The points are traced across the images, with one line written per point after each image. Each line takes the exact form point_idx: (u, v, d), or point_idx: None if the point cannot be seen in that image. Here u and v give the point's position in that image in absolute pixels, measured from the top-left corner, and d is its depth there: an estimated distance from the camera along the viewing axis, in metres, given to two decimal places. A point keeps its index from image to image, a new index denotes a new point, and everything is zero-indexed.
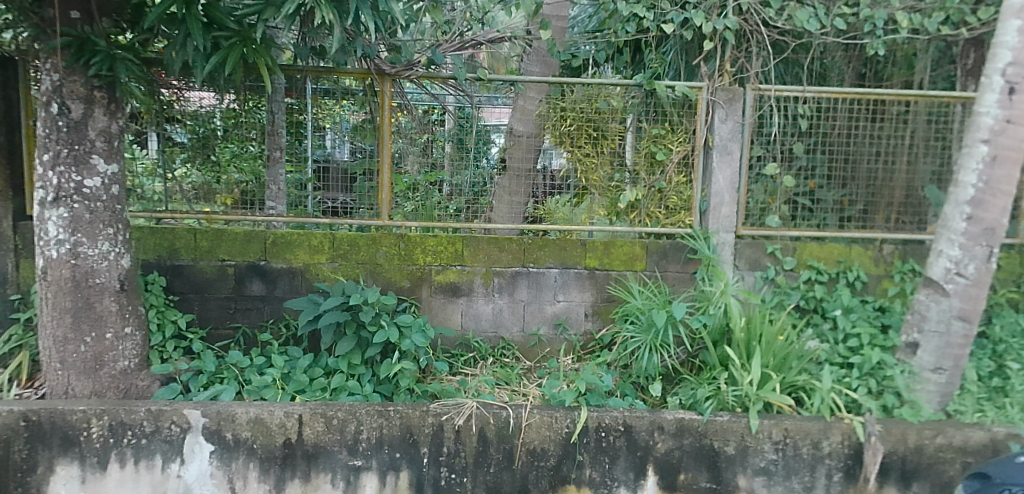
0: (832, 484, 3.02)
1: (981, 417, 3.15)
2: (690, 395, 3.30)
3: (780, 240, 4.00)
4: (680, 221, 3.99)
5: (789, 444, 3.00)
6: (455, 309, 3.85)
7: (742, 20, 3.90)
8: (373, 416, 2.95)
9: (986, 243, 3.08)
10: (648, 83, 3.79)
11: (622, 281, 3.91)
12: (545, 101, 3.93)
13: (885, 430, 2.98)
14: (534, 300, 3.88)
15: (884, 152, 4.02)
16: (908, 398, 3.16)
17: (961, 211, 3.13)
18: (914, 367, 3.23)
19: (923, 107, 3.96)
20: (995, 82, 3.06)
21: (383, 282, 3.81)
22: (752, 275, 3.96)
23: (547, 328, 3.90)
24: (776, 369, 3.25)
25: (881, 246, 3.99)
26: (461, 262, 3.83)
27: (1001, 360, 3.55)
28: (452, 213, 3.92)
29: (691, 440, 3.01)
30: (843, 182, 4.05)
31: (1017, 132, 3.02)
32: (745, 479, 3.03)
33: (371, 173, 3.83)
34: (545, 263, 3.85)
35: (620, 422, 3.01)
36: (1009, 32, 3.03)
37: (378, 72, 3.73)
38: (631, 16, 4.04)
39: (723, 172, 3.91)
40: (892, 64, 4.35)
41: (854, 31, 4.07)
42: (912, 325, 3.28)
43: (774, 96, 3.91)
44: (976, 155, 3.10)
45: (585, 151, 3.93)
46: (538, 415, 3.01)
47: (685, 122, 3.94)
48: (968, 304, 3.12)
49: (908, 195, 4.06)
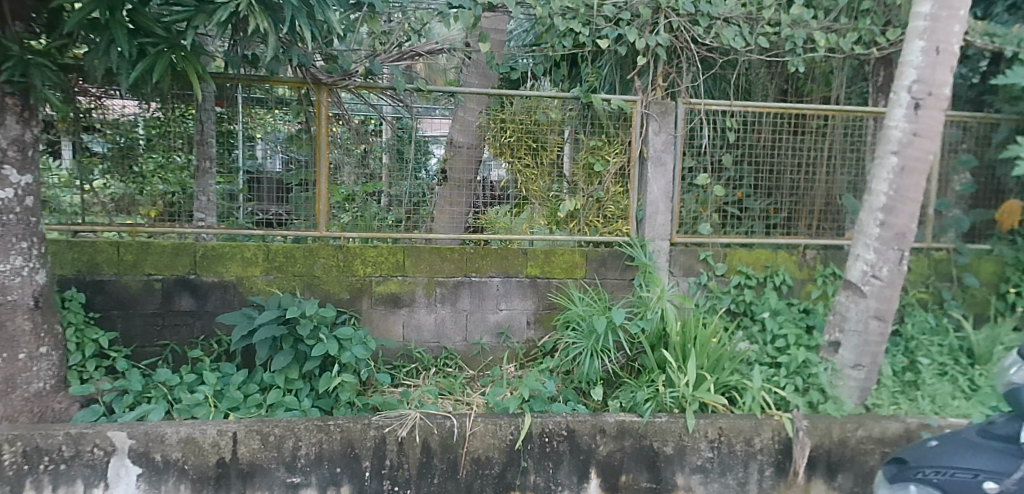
0: (765, 478, 3.16)
1: (896, 409, 3.40)
2: (630, 398, 3.40)
3: (711, 247, 4.17)
4: (617, 230, 4.11)
5: (723, 442, 3.13)
6: (396, 320, 3.81)
7: (674, 37, 4.05)
8: (312, 432, 2.89)
9: (898, 247, 3.32)
10: (585, 96, 3.90)
11: (564, 288, 3.98)
12: (485, 112, 3.98)
13: (811, 425, 3.16)
14: (477, 309, 3.89)
15: (806, 163, 4.27)
16: (832, 394, 3.37)
17: (875, 217, 3.36)
18: (837, 364, 3.46)
19: (839, 121, 4.25)
20: (903, 97, 3.32)
21: (320, 294, 3.73)
22: (686, 280, 4.14)
23: (490, 337, 3.92)
24: (709, 370, 3.40)
25: (805, 251, 4.24)
26: (403, 273, 3.80)
27: (913, 356, 3.89)
28: (391, 223, 3.89)
29: (631, 441, 3.09)
30: (768, 191, 4.27)
31: (922, 144, 3.28)
32: (683, 478, 3.12)
33: (307, 183, 3.77)
34: (487, 272, 3.88)
35: (564, 427, 3.06)
36: (914, 52, 3.31)
37: (315, 82, 3.67)
38: (567, 30, 4.14)
39: (657, 182, 4.07)
40: (812, 81, 4.63)
41: (776, 50, 4.30)
42: (834, 326, 3.51)
43: (704, 110, 4.11)
44: (887, 166, 3.35)
45: (524, 163, 3.99)
46: (482, 423, 3.02)
47: (621, 134, 4.08)
48: (883, 305, 3.35)
49: (828, 204, 4.32)
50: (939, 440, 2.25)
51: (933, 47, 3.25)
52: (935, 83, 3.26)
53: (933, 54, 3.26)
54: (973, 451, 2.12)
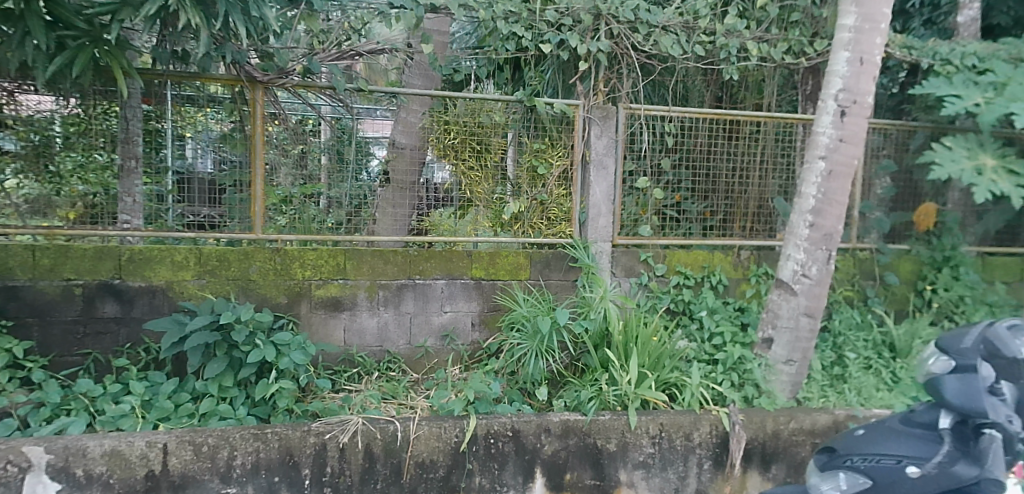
0: (703, 472, 3.25)
1: (825, 402, 3.61)
2: (574, 397, 3.48)
3: (652, 249, 4.29)
4: (561, 232, 4.16)
5: (665, 438, 3.21)
6: (337, 324, 3.74)
7: (614, 43, 4.15)
8: (248, 440, 2.80)
9: (826, 247, 3.51)
10: (528, 99, 3.94)
11: (508, 290, 3.99)
12: (428, 114, 3.96)
13: (747, 418, 3.29)
14: (420, 312, 3.86)
15: (740, 168, 4.44)
16: (765, 389, 3.54)
17: (805, 219, 3.54)
18: (770, 360, 3.63)
19: (771, 127, 4.43)
20: (830, 105, 3.51)
21: (256, 299, 3.62)
22: (627, 281, 4.23)
23: (434, 339, 3.89)
24: (651, 368, 3.51)
25: (739, 252, 4.42)
26: (344, 276, 3.74)
27: (841, 350, 4.16)
28: (331, 226, 3.82)
29: (576, 440, 3.14)
30: (705, 194, 4.42)
31: (847, 150, 3.47)
32: (626, 474, 3.18)
33: (241, 184, 3.64)
34: (431, 275, 3.86)
35: (508, 427, 3.09)
36: (840, 62, 3.50)
37: (249, 80, 3.57)
38: (510, 34, 4.15)
39: (600, 185, 4.15)
40: (745, 89, 4.79)
41: (711, 58, 4.46)
42: (768, 323, 3.69)
43: (644, 116, 4.23)
44: (815, 170, 3.54)
45: (468, 165, 4.00)
46: (426, 427, 3.00)
47: (564, 138, 4.13)
48: (813, 302, 3.55)
49: (761, 206, 4.52)
50: (874, 426, 2.08)
51: (857, 58, 3.45)
52: (858, 92, 3.46)
53: (857, 65, 3.45)
54: (900, 439, 1.94)
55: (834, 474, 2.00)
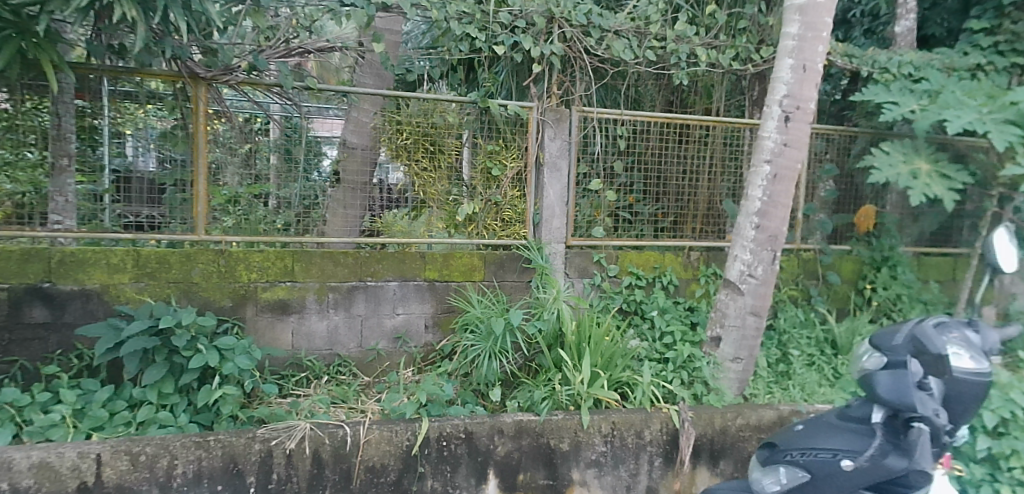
0: (654, 469, 3.31)
1: (770, 397, 3.75)
2: (528, 398, 3.48)
3: (605, 250, 4.36)
4: (515, 233, 4.18)
5: (616, 436, 3.26)
6: (285, 327, 3.65)
7: (567, 46, 4.19)
8: (189, 449, 2.71)
9: (771, 248, 3.63)
10: (482, 101, 3.94)
11: (462, 291, 3.98)
12: (380, 114, 3.92)
13: (696, 415, 3.36)
14: (372, 314, 3.81)
15: (690, 170, 4.54)
16: (714, 386, 3.63)
17: (751, 221, 3.65)
18: (718, 358, 3.74)
19: (719, 131, 4.55)
20: (775, 111, 3.63)
21: (199, 303, 3.50)
22: (581, 282, 4.28)
23: (386, 342, 3.85)
24: (603, 367, 3.55)
25: (690, 252, 4.53)
26: (292, 278, 3.66)
27: (785, 348, 4.33)
28: (280, 227, 3.74)
29: (529, 440, 3.15)
30: (657, 197, 4.50)
31: (791, 154, 3.59)
32: (578, 473, 3.21)
33: (183, 183, 3.53)
34: (383, 277, 3.81)
35: (461, 429, 3.08)
36: (784, 69, 3.62)
37: (191, 76, 3.44)
38: (464, 35, 4.11)
39: (554, 187, 4.19)
40: (694, 93, 4.89)
41: (662, 63, 4.52)
42: (716, 322, 3.79)
43: (597, 118, 4.29)
44: (761, 174, 3.65)
45: (422, 165, 3.97)
46: (377, 431, 2.96)
47: (518, 140, 4.14)
48: (759, 301, 3.66)
49: (710, 208, 4.64)
50: (812, 421, 2.14)
51: (801, 65, 3.57)
52: (801, 98, 3.59)
53: (800, 72, 3.57)
54: (836, 433, 1.99)
55: (776, 468, 2.05)
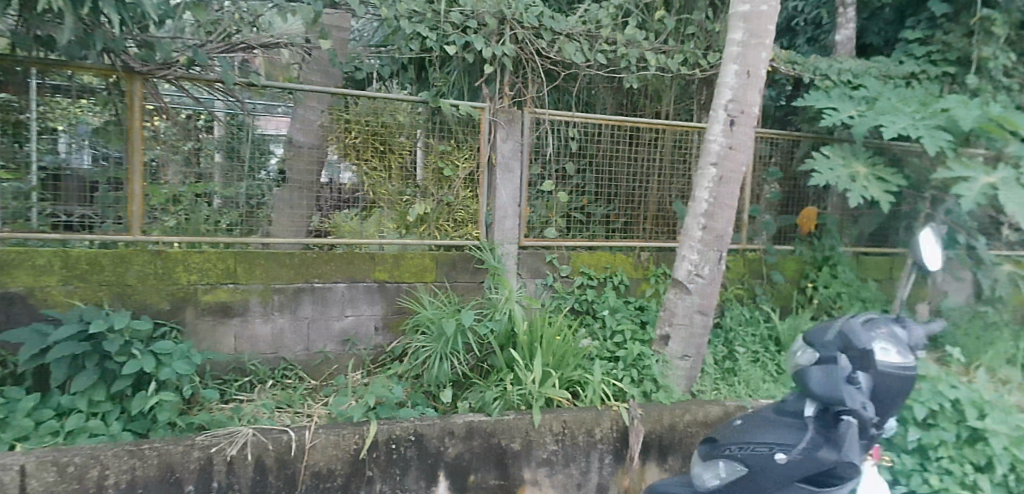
0: (605, 466, 3.35)
1: (717, 394, 3.87)
2: (479, 398, 3.48)
3: (557, 250, 4.40)
4: (468, 233, 4.16)
5: (567, 434, 3.29)
6: (227, 331, 3.55)
7: (519, 48, 4.21)
8: (122, 457, 2.60)
9: (717, 248, 3.73)
10: (433, 100, 3.92)
11: (413, 293, 3.95)
12: (329, 112, 3.85)
13: (645, 413, 3.42)
14: (319, 316, 3.74)
15: (640, 173, 4.63)
16: (663, 383, 3.70)
17: (698, 222, 3.74)
18: (666, 356, 3.82)
19: (669, 135, 4.65)
20: (721, 115, 3.73)
21: (134, 306, 3.37)
22: (533, 282, 4.32)
23: (334, 345, 3.79)
24: (555, 366, 3.58)
25: (640, 253, 4.62)
26: (234, 280, 3.55)
27: (731, 345, 4.47)
28: (225, 228, 3.64)
29: (479, 441, 3.15)
30: (608, 198, 4.57)
31: (735, 157, 3.70)
32: (530, 472, 3.23)
33: (119, 182, 3.40)
34: (331, 278, 3.75)
35: (411, 432, 3.05)
36: (729, 75, 3.72)
37: (126, 70, 3.34)
38: (415, 34, 4.09)
39: (506, 188, 4.19)
40: (645, 97, 4.94)
41: (614, 66, 4.62)
42: (665, 320, 3.87)
43: (549, 120, 4.32)
44: (707, 176, 3.74)
45: (371, 165, 3.93)
46: (323, 435, 2.91)
47: (470, 140, 4.13)
48: (705, 300, 3.77)
49: (660, 209, 4.72)
50: (749, 415, 2.18)
51: (745, 71, 3.68)
52: (745, 103, 3.70)
53: (744, 77, 3.68)
54: (772, 428, 2.02)
55: (716, 462, 2.07)
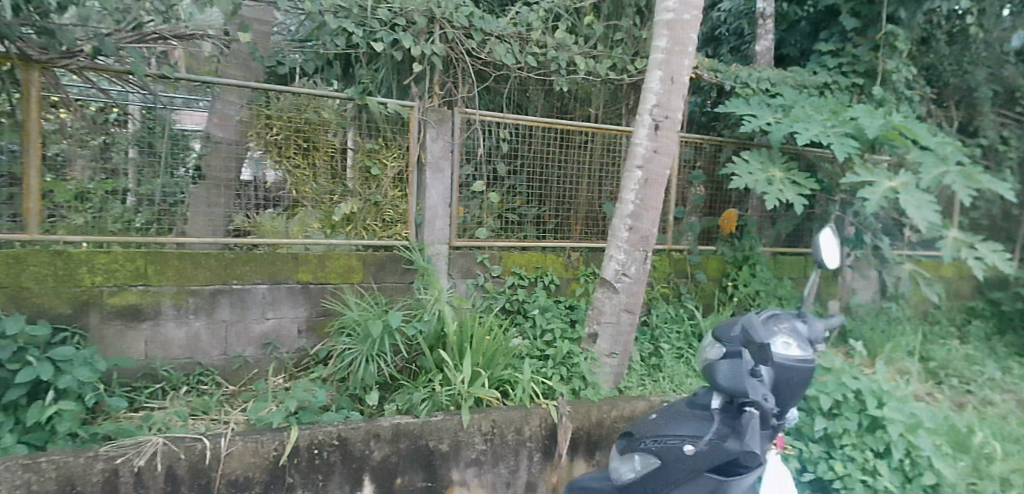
0: (533, 464, 3.38)
1: (642, 389, 3.99)
2: (407, 400, 3.45)
3: (489, 250, 4.41)
4: (397, 233, 4.12)
5: (496, 434, 3.31)
6: (137, 336, 3.37)
7: (449, 47, 4.20)
8: (14, 472, 2.45)
9: (643, 248, 3.85)
10: (360, 98, 3.85)
11: (339, 294, 3.88)
12: (248, 107, 3.75)
13: (573, 410, 3.48)
14: (238, 319, 3.61)
15: (571, 175, 4.72)
16: (591, 380, 3.77)
17: (625, 223, 3.85)
18: (594, 354, 3.90)
19: (598, 138, 4.76)
20: (646, 119, 3.84)
21: (31, 311, 3.14)
22: (464, 283, 4.31)
23: (254, 349, 3.67)
24: (485, 366, 3.59)
25: (571, 253, 4.70)
26: (144, 282, 3.38)
27: (657, 342, 4.62)
28: (139, 227, 3.48)
29: (406, 443, 3.12)
30: (539, 199, 4.64)
31: (660, 160, 3.82)
32: (458, 473, 3.22)
33: (15, 177, 3.17)
34: (251, 279, 3.63)
35: (334, 436, 2.99)
36: (654, 80, 3.84)
37: (22, 58, 3.10)
38: (340, 30, 4.07)
39: (436, 188, 4.17)
40: (575, 100, 5.04)
41: (544, 69, 4.68)
42: (593, 319, 3.96)
43: (480, 120, 4.31)
44: (633, 179, 3.85)
45: (294, 163, 3.86)
46: (240, 443, 2.82)
47: (398, 139, 4.09)
48: (631, 299, 3.88)
49: (590, 210, 4.82)
50: (664, 408, 2.25)
51: (669, 77, 3.81)
52: (669, 108, 3.83)
53: (668, 84, 3.81)
54: (684, 421, 2.10)
55: (631, 457, 2.15)
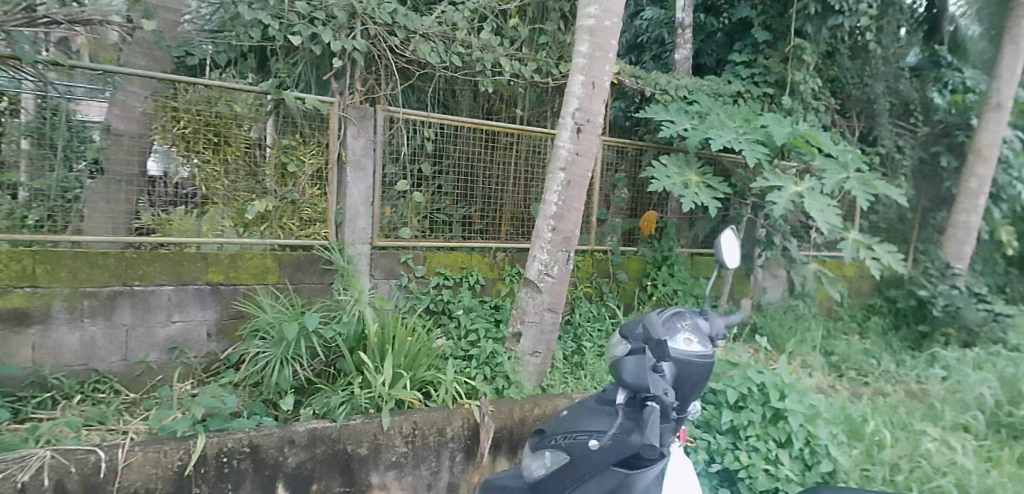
0: (455, 464, 3.38)
1: (565, 387, 4.08)
2: (324, 404, 3.33)
3: (412, 251, 4.37)
4: (315, 233, 4.00)
5: (417, 435, 3.28)
6: (23, 341, 3.13)
7: (372, 43, 4.12)
8: None
9: (565, 249, 3.92)
10: (275, 91, 3.73)
11: (252, 296, 3.74)
12: (152, 98, 3.60)
13: (496, 409, 3.50)
14: (140, 323, 3.42)
15: (496, 176, 4.74)
16: (514, 380, 3.80)
17: (548, 224, 3.91)
18: (518, 353, 3.93)
19: (524, 140, 4.81)
20: (568, 122, 3.92)
21: None
22: (387, 283, 4.26)
23: (158, 354, 3.49)
24: (406, 368, 3.55)
25: (496, 254, 4.72)
26: (32, 283, 3.13)
27: (580, 340, 4.72)
28: (31, 224, 3.23)
29: (323, 448, 3.05)
30: (465, 199, 4.64)
31: (582, 163, 3.91)
32: (377, 476, 3.17)
33: None
34: (155, 280, 3.44)
35: (245, 443, 2.88)
36: (577, 84, 3.92)
37: None
38: (255, 21, 3.92)
39: (357, 186, 4.08)
40: (501, 101, 5.07)
41: (470, 69, 4.69)
42: (517, 318, 3.99)
43: (403, 119, 4.26)
44: (556, 180, 3.92)
45: (204, 158, 3.71)
46: (140, 453, 2.67)
47: (317, 136, 3.99)
48: (555, 298, 3.95)
49: (516, 211, 4.86)
50: (576, 405, 2.31)
51: (590, 82, 3.90)
52: (591, 112, 3.91)
53: (589, 88, 3.90)
54: (594, 416, 2.17)
55: (543, 452, 2.21)
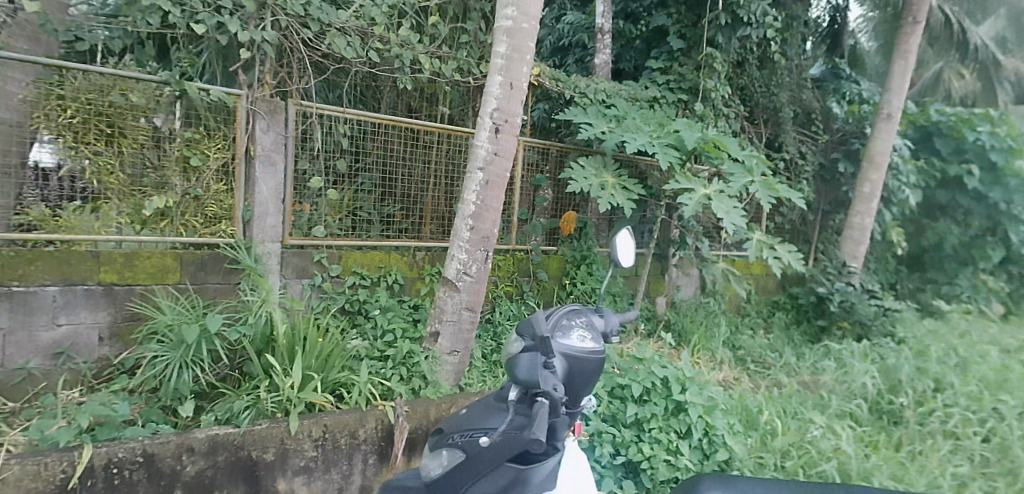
0: (368, 467, 3.32)
1: (482, 385, 4.10)
2: (227, 410, 3.23)
3: (327, 249, 4.26)
4: (220, 230, 3.83)
5: (328, 439, 3.20)
6: None
7: (282, 35, 4.01)
8: None
9: (484, 248, 3.94)
10: (177, 82, 3.54)
11: (150, 296, 3.55)
12: (34, 84, 3.32)
13: (411, 409, 3.47)
14: (20, 327, 3.18)
15: (416, 173, 4.69)
16: (431, 379, 3.78)
17: (466, 223, 3.91)
18: (436, 352, 3.92)
19: (444, 138, 4.78)
20: (487, 122, 3.93)
21: None
22: (300, 283, 4.14)
23: (41, 359, 3.24)
24: (318, 370, 3.46)
25: (415, 253, 4.69)
26: None
27: (499, 339, 4.77)
28: None
29: (225, 455, 2.93)
30: (383, 198, 4.57)
31: (501, 163, 3.94)
32: (284, 482, 3.08)
33: None
34: (37, 280, 3.20)
35: (139, 453, 2.73)
36: (494, 84, 3.94)
37: None
38: (154, 7, 3.71)
39: (266, 182, 3.94)
40: (422, 99, 5.02)
41: (388, 65, 4.62)
42: (434, 318, 3.98)
43: (317, 113, 4.14)
44: (474, 180, 3.93)
45: (95, 149, 3.48)
46: (17, 467, 2.49)
47: (223, 129, 3.81)
48: (473, 297, 3.96)
49: (435, 210, 4.85)
50: (474, 403, 2.30)
51: (508, 83, 3.92)
52: (509, 112, 3.94)
53: (507, 89, 3.93)
54: (491, 414, 2.18)
55: (440, 451, 2.20)
